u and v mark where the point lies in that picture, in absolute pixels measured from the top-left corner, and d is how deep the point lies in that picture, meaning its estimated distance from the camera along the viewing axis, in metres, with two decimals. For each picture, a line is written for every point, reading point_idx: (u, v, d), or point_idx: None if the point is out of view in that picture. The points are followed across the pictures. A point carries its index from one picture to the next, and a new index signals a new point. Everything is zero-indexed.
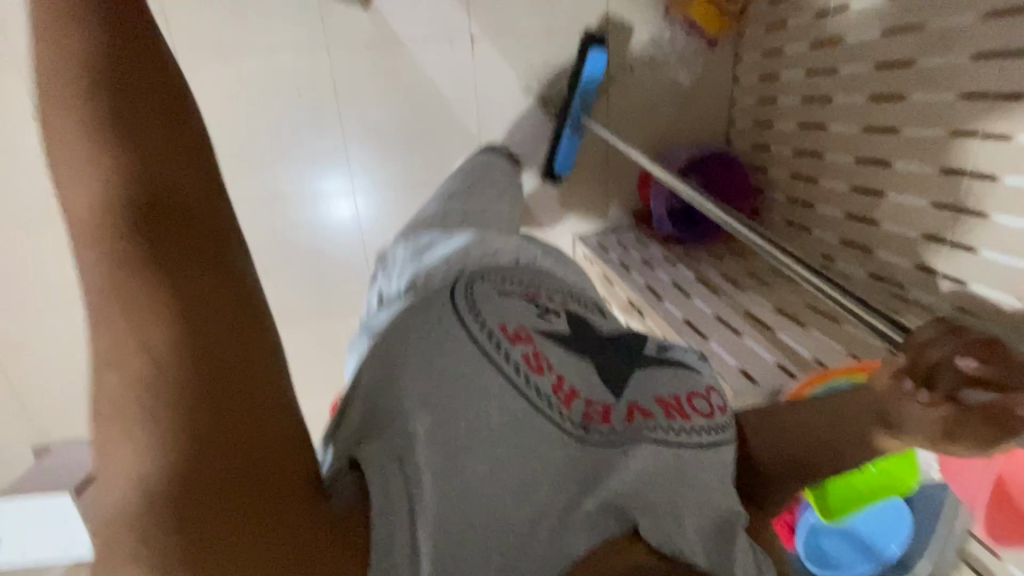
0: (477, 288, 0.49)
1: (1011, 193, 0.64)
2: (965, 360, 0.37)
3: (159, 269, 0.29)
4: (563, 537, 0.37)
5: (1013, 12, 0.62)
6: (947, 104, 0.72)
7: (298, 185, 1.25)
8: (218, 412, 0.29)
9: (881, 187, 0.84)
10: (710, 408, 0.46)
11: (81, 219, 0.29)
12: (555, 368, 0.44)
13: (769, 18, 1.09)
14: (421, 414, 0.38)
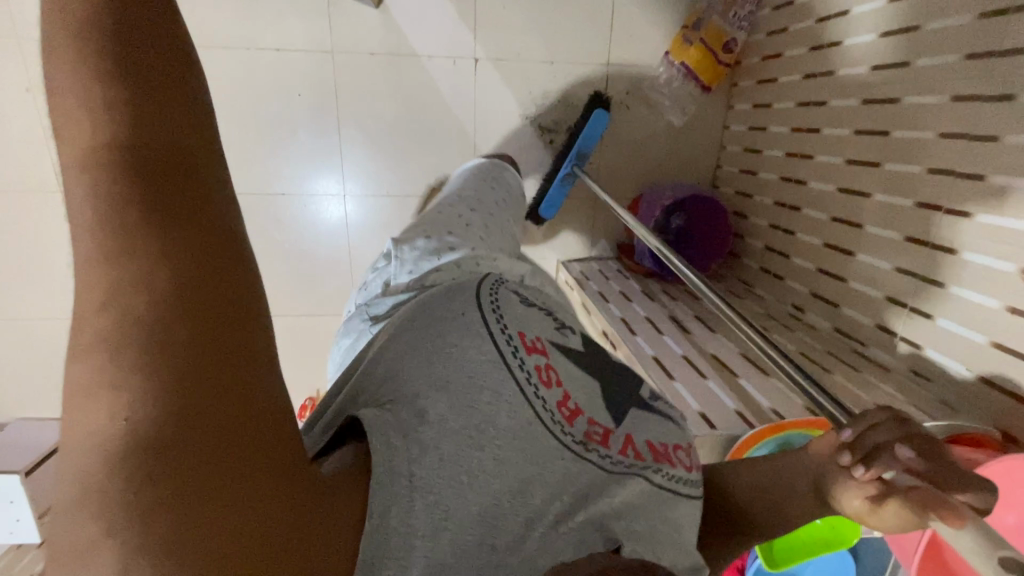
0: (501, 300, 0.54)
1: (967, 266, 0.68)
2: (903, 449, 0.41)
3: (168, 223, 0.27)
4: (554, 547, 0.39)
5: (980, 101, 0.67)
6: (916, 176, 0.76)
7: (298, 175, 1.24)
8: (215, 383, 0.27)
9: (852, 246, 0.88)
10: (687, 461, 0.51)
11: (77, 148, 0.26)
12: (561, 384, 0.49)
13: (760, 73, 1.14)
14: (439, 400, 0.41)
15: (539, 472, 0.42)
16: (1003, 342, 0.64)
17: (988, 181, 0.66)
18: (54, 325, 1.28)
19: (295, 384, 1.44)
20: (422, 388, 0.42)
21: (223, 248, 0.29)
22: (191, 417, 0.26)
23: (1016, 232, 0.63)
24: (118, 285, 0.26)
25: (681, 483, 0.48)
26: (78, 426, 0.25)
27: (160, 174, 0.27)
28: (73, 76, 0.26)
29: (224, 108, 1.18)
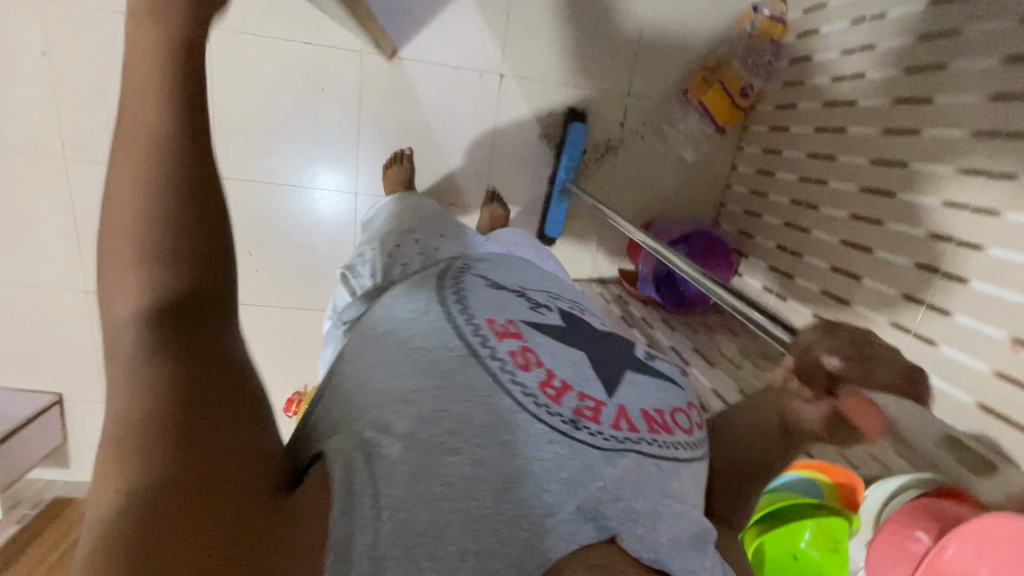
0: (467, 287, 0.53)
1: (959, 328, 0.72)
2: (832, 359, 0.49)
3: (176, 284, 0.32)
4: (540, 538, 0.37)
5: (986, 176, 0.71)
6: (917, 238, 0.80)
7: (294, 170, 1.24)
8: (202, 415, 0.30)
9: (850, 297, 0.92)
10: (689, 424, 0.51)
11: (115, 228, 0.32)
12: (542, 364, 0.47)
13: (773, 120, 1.19)
14: (408, 405, 0.41)
15: (523, 462, 0.40)
16: (989, 405, 0.67)
17: (986, 251, 0.70)
18: (36, 293, 1.24)
19: (281, 377, 1.40)
20: (380, 399, 0.42)
21: (217, 306, 0.34)
22: (184, 446, 0.28)
23: (1008, 302, 0.66)
24: (138, 389, 0.29)
25: (685, 448, 0.47)
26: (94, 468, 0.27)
27: (173, 236, 0.32)
28: (123, 156, 0.32)
29: (226, 100, 1.17)
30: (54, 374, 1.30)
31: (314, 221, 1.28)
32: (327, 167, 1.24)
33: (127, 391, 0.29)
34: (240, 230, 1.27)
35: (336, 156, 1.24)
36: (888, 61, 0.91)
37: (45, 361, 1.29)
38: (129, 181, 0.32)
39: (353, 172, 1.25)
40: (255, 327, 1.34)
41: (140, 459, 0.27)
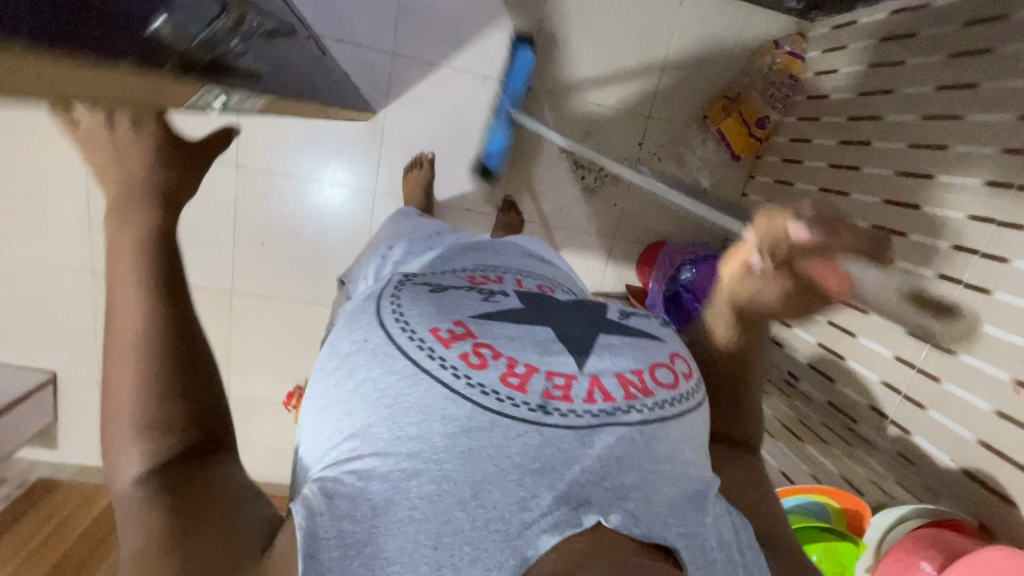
0: (407, 299, 0.53)
1: (963, 366, 0.75)
2: (798, 229, 0.43)
3: (162, 428, 0.41)
4: (521, 536, 0.40)
5: (1000, 226, 0.74)
6: (927, 278, 0.83)
7: (296, 165, 1.23)
8: (193, 521, 0.38)
9: (855, 328, 0.96)
10: (673, 377, 0.53)
11: (113, 412, 0.41)
12: (499, 355, 0.48)
13: (787, 152, 1.22)
14: (366, 439, 0.43)
15: (491, 465, 0.42)
16: (989, 442, 0.71)
17: (994, 296, 0.73)
18: (41, 270, 1.23)
19: (281, 370, 1.37)
20: (339, 438, 0.45)
21: (200, 428, 0.43)
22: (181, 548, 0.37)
23: (1012, 346, 0.69)
24: (147, 519, 0.38)
25: (670, 406, 0.50)
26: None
27: (153, 391, 0.41)
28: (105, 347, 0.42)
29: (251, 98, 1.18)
30: (49, 352, 1.28)
31: (326, 219, 1.28)
32: (345, 165, 1.25)
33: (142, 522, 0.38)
34: (237, 232, 1.26)
35: (360, 152, 1.25)
36: (904, 105, 0.94)
37: (45, 339, 1.28)
38: (114, 366, 0.41)
39: (357, 167, 1.26)
40: (263, 318, 1.33)
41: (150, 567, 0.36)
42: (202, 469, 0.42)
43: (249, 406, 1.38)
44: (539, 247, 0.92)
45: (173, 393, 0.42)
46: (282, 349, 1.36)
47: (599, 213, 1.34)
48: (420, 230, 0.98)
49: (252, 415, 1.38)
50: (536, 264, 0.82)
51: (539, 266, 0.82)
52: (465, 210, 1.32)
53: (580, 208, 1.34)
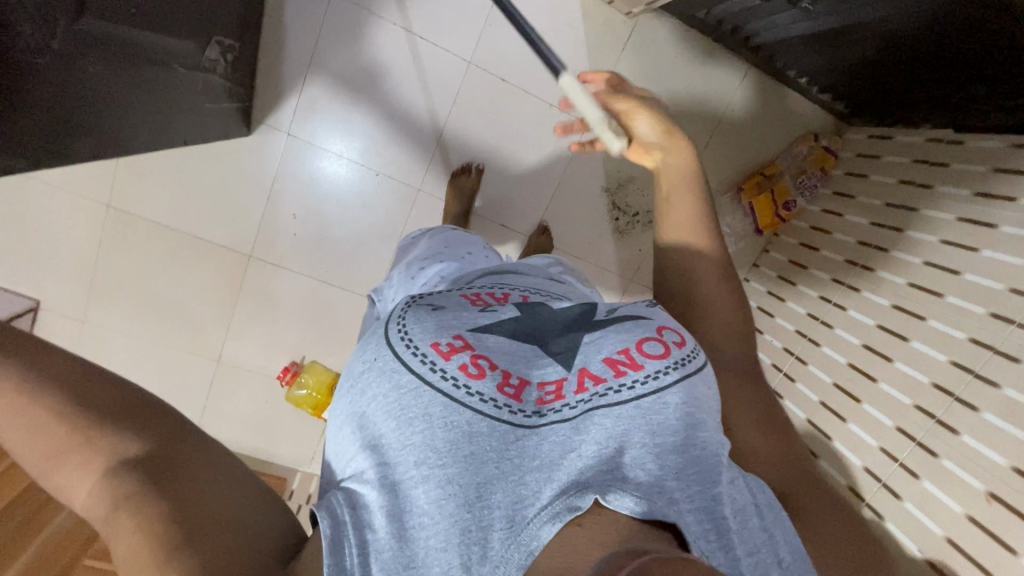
0: (410, 314, 0.54)
1: (942, 469, 0.86)
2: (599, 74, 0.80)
3: (84, 417, 0.39)
4: (526, 530, 0.43)
5: (993, 352, 0.84)
6: (920, 383, 0.93)
7: (319, 139, 1.24)
8: (164, 473, 0.39)
9: (844, 414, 1.06)
10: (663, 347, 0.53)
11: (29, 434, 0.38)
12: (496, 366, 0.50)
13: (805, 236, 1.32)
14: (378, 451, 0.47)
15: (494, 468, 0.45)
16: (955, 541, 0.81)
17: (981, 414, 0.82)
18: (53, 198, 1.18)
19: (280, 344, 1.33)
20: (359, 449, 0.48)
21: (130, 402, 0.41)
22: (165, 496, 0.38)
23: (986, 459, 0.80)
24: (123, 485, 0.37)
25: (665, 375, 0.50)
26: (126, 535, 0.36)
27: (52, 401, 0.38)
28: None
29: (308, 76, 1.20)
30: (44, 278, 1.22)
31: (364, 193, 1.27)
32: (385, 149, 1.26)
33: (120, 487, 0.37)
34: (253, 203, 1.25)
35: (401, 135, 1.26)
36: (924, 225, 1.04)
37: (43, 270, 1.22)
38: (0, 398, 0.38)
39: (385, 151, 1.26)
40: (282, 293, 1.30)
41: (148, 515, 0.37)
42: (156, 432, 0.40)
43: (249, 377, 1.34)
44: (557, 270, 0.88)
45: (76, 390, 0.39)
46: (292, 324, 1.32)
47: (623, 254, 1.40)
48: (450, 249, 0.97)
49: (242, 384, 1.34)
50: (558, 278, 0.82)
51: (559, 277, 0.83)
52: (499, 224, 1.35)
53: (607, 246, 1.39)
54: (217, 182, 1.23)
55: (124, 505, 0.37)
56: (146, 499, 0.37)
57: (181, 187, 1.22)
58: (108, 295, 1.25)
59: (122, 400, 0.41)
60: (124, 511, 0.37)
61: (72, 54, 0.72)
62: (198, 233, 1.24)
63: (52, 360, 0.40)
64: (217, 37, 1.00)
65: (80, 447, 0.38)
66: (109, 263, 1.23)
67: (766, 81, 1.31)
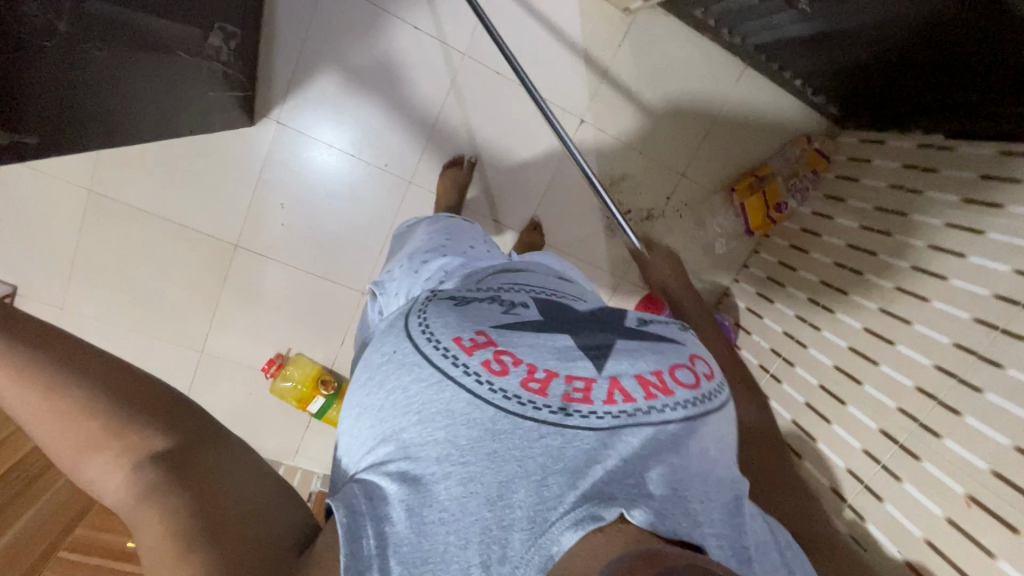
0: (433, 310, 0.56)
1: (923, 471, 0.87)
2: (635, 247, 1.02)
3: (116, 417, 0.41)
4: (548, 534, 0.42)
5: (977, 357, 0.85)
6: (905, 387, 0.94)
7: (315, 128, 1.22)
8: (187, 471, 0.40)
9: (829, 415, 1.07)
10: (693, 377, 0.55)
11: (64, 435, 0.40)
12: (520, 362, 0.50)
13: (795, 238, 1.32)
14: (398, 444, 0.47)
15: (516, 466, 0.44)
16: (934, 543, 0.82)
17: (964, 418, 0.83)
18: (30, 179, 1.15)
19: (266, 335, 1.31)
20: (378, 443, 0.48)
21: (160, 402, 0.43)
22: (190, 492, 0.39)
23: (966, 462, 0.81)
24: (151, 482, 0.39)
25: (692, 405, 0.52)
26: (152, 531, 0.38)
27: (87, 402, 0.41)
28: (27, 405, 0.40)
29: (301, 66, 1.18)
30: (20, 261, 1.19)
31: (357, 183, 1.26)
32: (380, 139, 1.24)
33: (148, 485, 0.39)
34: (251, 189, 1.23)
35: (396, 126, 1.24)
36: (912, 230, 1.04)
37: (19, 253, 1.18)
38: (40, 401, 0.40)
39: (380, 141, 1.24)
40: (267, 284, 1.28)
41: (174, 511, 0.38)
42: (183, 432, 0.42)
43: (231, 367, 1.32)
44: (563, 267, 0.87)
45: (110, 392, 0.42)
46: (278, 316, 1.30)
47: (614, 252, 1.40)
48: (452, 242, 0.96)
49: (225, 375, 1.32)
50: (569, 279, 0.82)
51: (566, 277, 0.83)
52: (490, 219, 1.33)
53: (598, 244, 1.39)
54: (205, 167, 1.20)
55: (150, 502, 0.39)
56: (172, 496, 0.39)
57: (167, 173, 1.19)
58: (88, 281, 1.22)
59: (153, 401, 0.43)
60: (149, 508, 0.38)
61: (73, 37, 0.70)
62: (183, 220, 1.22)
63: (84, 363, 0.42)
64: (221, 23, 0.97)
65: (111, 446, 0.40)
66: (90, 248, 1.20)
67: (761, 80, 1.30)
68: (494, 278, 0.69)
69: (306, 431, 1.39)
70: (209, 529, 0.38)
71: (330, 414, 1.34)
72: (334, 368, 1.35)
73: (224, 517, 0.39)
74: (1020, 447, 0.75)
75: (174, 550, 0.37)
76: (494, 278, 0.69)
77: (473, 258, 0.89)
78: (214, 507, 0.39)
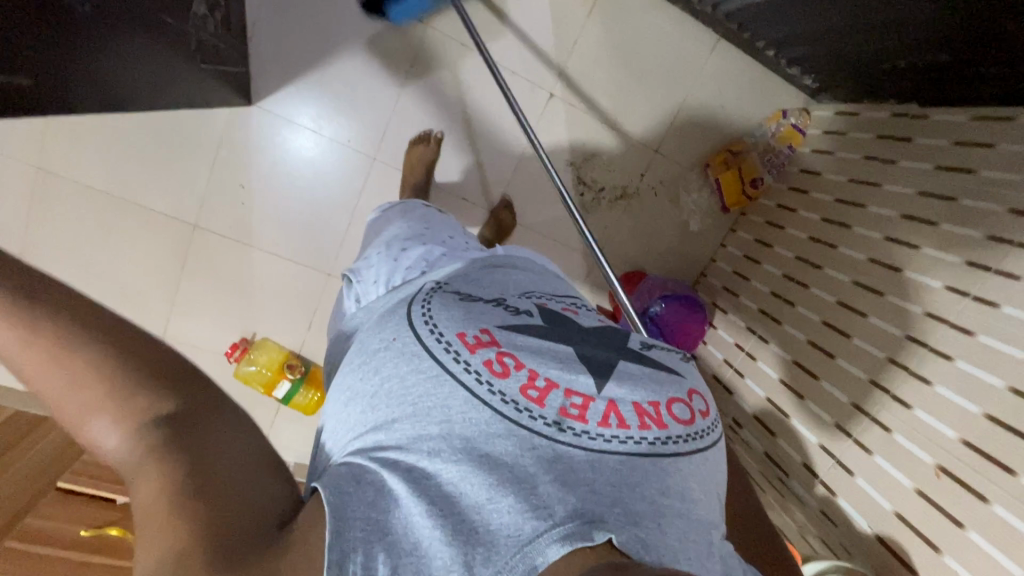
0: (436, 301, 0.55)
1: (893, 444, 0.85)
2: None
3: (122, 370, 0.38)
4: (534, 544, 0.39)
5: (948, 326, 0.82)
6: (877, 359, 0.91)
7: (290, 107, 1.19)
8: (188, 437, 0.38)
9: (801, 390, 1.05)
10: (689, 413, 0.51)
11: (65, 388, 0.38)
12: (521, 366, 0.48)
13: (770, 215, 1.29)
14: (392, 433, 0.45)
15: (507, 472, 0.43)
16: (904, 516, 0.81)
17: (933, 387, 0.81)
18: None
19: (230, 318, 1.27)
20: (370, 430, 0.47)
21: (168, 362, 0.41)
22: (191, 457, 0.38)
23: (937, 432, 0.79)
24: (153, 445, 0.38)
25: (684, 442, 0.49)
26: (149, 496, 0.37)
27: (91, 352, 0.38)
28: (23, 354, 0.37)
29: (260, 39, 1.14)
30: None
31: (322, 161, 1.22)
32: (346, 116, 1.21)
33: (149, 447, 0.38)
34: (218, 165, 1.19)
35: (363, 104, 1.21)
36: (886, 201, 1.02)
37: None
38: (45, 353, 0.37)
39: (347, 118, 1.21)
40: (228, 264, 1.24)
41: (174, 476, 0.37)
42: (189, 394, 0.40)
43: (192, 353, 1.28)
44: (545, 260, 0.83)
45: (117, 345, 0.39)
46: (240, 299, 1.26)
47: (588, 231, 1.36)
48: (431, 230, 0.92)
49: None
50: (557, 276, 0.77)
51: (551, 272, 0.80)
52: (459, 198, 1.30)
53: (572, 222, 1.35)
54: (162, 141, 1.16)
55: (149, 465, 0.37)
56: (172, 461, 0.37)
57: (120, 149, 1.14)
58: (39, 264, 1.18)
59: (159, 359, 0.40)
60: (148, 471, 0.37)
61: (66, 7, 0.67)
62: (138, 199, 1.18)
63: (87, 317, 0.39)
64: None
65: (114, 401, 0.38)
66: (41, 229, 1.16)
67: (734, 53, 1.27)
68: (491, 275, 0.65)
69: (275, 418, 1.35)
70: (202, 501, 0.37)
71: (297, 399, 1.30)
72: (302, 353, 1.31)
73: (221, 489, 0.38)
74: (989, 415, 0.73)
75: (168, 520, 0.36)
76: (491, 275, 0.65)
77: (451, 249, 0.85)
78: (211, 478, 0.38)
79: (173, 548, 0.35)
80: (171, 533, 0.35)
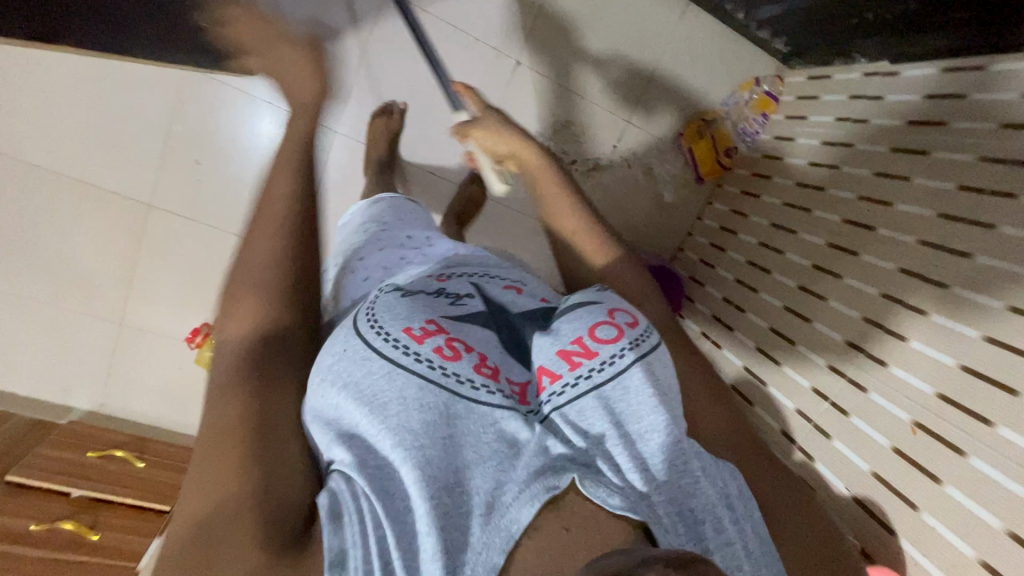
0: (381, 300, 0.50)
1: (870, 403, 0.82)
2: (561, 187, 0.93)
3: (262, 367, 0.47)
4: (508, 513, 0.39)
5: (922, 280, 0.80)
6: (852, 319, 0.89)
7: (245, 93, 1.14)
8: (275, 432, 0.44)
9: (779, 357, 1.02)
10: (617, 329, 0.49)
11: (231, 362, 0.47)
12: (472, 350, 0.48)
13: (745, 184, 1.27)
14: (364, 435, 0.42)
15: (473, 451, 0.42)
16: (882, 475, 0.78)
17: (910, 344, 0.79)
18: None
19: (190, 301, 1.22)
20: (334, 442, 0.42)
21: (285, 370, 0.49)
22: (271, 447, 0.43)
23: (915, 389, 0.76)
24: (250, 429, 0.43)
25: (623, 358, 0.47)
26: (222, 475, 0.40)
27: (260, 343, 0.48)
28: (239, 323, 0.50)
29: None
30: None
31: (281, 140, 1.18)
32: None
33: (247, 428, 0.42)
34: (171, 145, 1.14)
35: None
36: (858, 160, 1.00)
37: None
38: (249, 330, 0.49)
39: None
40: (185, 247, 1.19)
41: (251, 459, 0.41)
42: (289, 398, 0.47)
43: (150, 339, 1.22)
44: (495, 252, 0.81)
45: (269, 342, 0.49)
46: (199, 283, 1.21)
47: None
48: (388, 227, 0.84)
49: (146, 348, 1.22)
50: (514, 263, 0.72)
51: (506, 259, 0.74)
52: (427, 172, 1.26)
53: None
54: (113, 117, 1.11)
55: (236, 445, 0.41)
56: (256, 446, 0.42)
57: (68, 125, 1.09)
58: None
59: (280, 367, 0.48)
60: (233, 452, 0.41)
61: None
62: (87, 177, 1.12)
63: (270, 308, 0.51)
64: None
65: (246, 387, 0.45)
66: None
67: (704, 18, 1.25)
68: (439, 268, 0.60)
69: None
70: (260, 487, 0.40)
71: None
72: None
73: (279, 478, 0.41)
74: (965, 365, 0.71)
75: (230, 499, 0.39)
76: (439, 268, 0.60)
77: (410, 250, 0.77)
78: (279, 466, 0.42)
79: (227, 530, 0.37)
80: (229, 512, 0.38)
